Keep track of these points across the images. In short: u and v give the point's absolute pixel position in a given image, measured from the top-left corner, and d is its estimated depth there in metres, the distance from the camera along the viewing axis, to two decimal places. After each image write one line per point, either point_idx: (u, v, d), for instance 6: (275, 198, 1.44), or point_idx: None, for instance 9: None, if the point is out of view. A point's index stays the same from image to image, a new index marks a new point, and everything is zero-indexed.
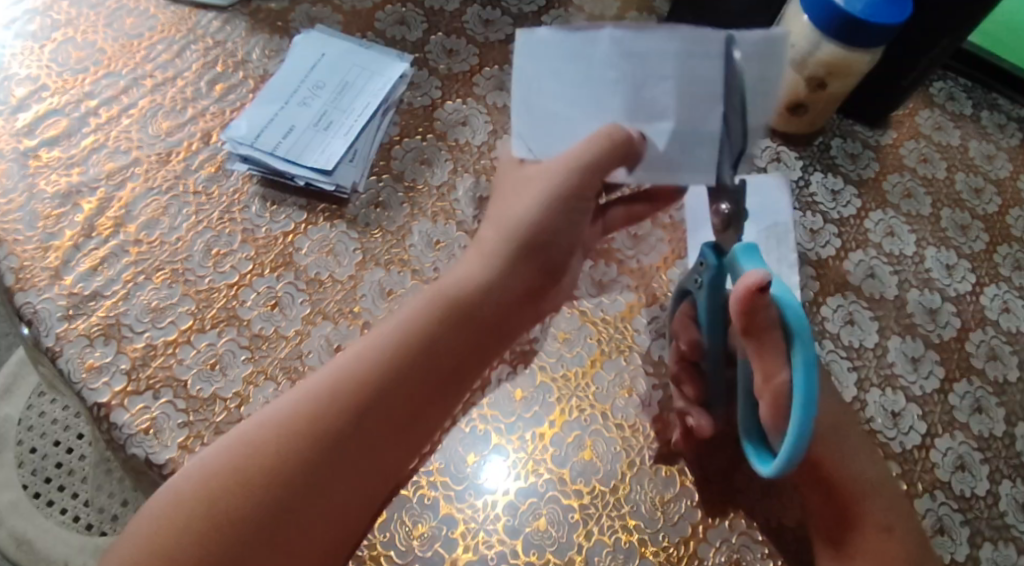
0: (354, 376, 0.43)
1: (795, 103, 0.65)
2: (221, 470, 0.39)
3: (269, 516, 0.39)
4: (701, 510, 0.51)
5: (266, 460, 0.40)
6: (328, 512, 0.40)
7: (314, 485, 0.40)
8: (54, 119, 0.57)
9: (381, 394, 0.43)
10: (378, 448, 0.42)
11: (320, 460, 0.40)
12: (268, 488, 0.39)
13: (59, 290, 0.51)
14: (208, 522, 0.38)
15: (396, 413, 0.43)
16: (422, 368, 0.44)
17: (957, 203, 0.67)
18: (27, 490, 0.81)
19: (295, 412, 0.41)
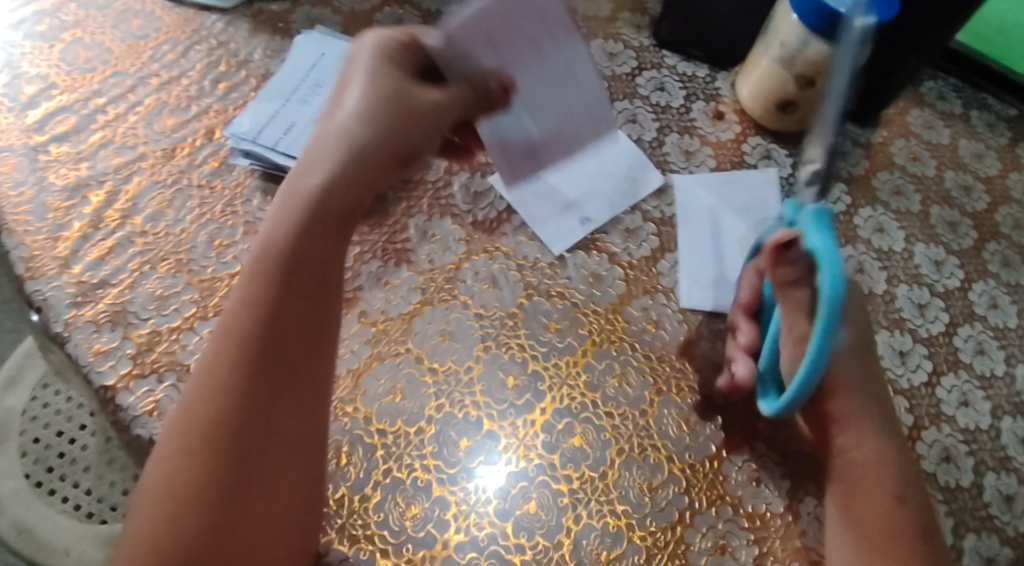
0: (236, 309, 0.44)
1: (786, 101, 0.65)
2: (162, 464, 0.41)
3: (224, 479, 0.40)
4: (688, 497, 0.53)
5: (188, 425, 0.41)
6: (272, 445, 0.42)
7: (248, 429, 0.41)
8: (64, 116, 0.59)
9: (265, 318, 0.44)
10: (285, 367, 0.44)
11: (240, 401, 0.42)
12: (206, 450, 0.40)
13: (68, 278, 0.53)
14: (175, 507, 0.39)
15: (284, 327, 0.44)
16: (302, 283, 0.45)
17: (946, 200, 0.68)
18: (29, 479, 0.83)
19: (199, 374, 0.42)
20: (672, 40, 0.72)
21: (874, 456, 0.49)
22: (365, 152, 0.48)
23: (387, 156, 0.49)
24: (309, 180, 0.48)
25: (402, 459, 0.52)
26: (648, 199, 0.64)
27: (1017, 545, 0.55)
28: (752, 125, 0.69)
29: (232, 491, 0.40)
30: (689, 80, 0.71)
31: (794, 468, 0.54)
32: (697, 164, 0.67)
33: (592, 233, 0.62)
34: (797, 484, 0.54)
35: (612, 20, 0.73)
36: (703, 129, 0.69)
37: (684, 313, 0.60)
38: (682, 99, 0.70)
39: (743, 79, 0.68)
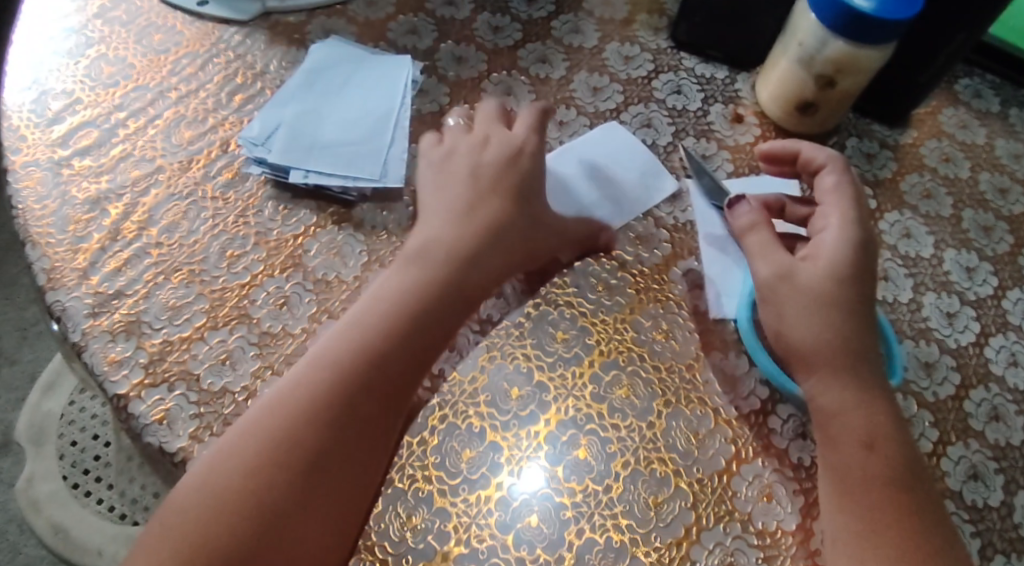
0: (331, 363, 0.47)
1: (806, 102, 0.64)
2: (238, 463, 0.44)
3: (287, 504, 0.43)
4: (695, 512, 0.51)
5: (263, 439, 0.44)
6: (329, 506, 0.44)
7: (326, 474, 0.44)
8: (87, 130, 0.61)
9: (361, 388, 0.47)
10: (366, 431, 0.46)
11: (320, 450, 0.44)
12: (285, 474, 0.43)
13: (86, 289, 0.55)
14: (245, 499, 0.42)
15: (385, 392, 0.48)
16: (386, 375, 0.48)
17: (980, 203, 0.65)
18: (67, 481, 0.86)
19: (289, 395, 0.46)
20: (689, 40, 0.70)
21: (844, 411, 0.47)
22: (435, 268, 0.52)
23: (491, 261, 0.54)
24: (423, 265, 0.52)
25: (404, 469, 0.52)
26: (661, 205, 0.63)
27: None
28: (773, 128, 0.67)
29: (286, 516, 0.43)
30: (708, 82, 0.70)
31: (807, 485, 0.52)
32: (713, 168, 0.66)
33: (602, 240, 0.61)
34: (811, 503, 0.52)
35: (629, 23, 0.72)
36: (721, 131, 0.67)
37: (694, 322, 0.58)
38: (699, 102, 0.68)
39: (763, 82, 0.67)
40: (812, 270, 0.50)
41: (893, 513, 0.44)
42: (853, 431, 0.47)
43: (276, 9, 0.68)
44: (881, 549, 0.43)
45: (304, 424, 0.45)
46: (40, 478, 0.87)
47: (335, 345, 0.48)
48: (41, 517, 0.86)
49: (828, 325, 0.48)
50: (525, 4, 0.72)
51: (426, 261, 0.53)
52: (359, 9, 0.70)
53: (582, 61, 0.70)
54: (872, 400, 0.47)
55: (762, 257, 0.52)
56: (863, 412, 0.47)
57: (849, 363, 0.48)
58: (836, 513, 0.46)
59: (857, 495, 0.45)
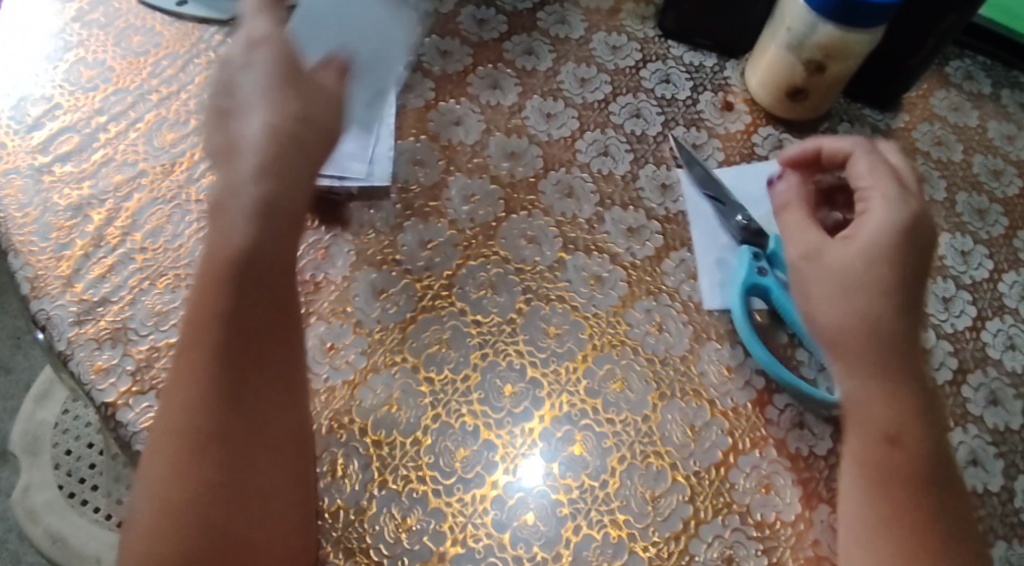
0: (204, 354, 0.44)
1: (796, 88, 0.63)
2: (155, 489, 0.42)
3: (207, 522, 0.41)
4: (693, 505, 0.51)
5: (165, 452, 0.42)
6: (262, 495, 0.43)
7: (236, 486, 0.42)
8: (68, 135, 0.60)
9: (232, 382, 0.43)
10: (263, 428, 0.44)
11: (220, 456, 0.42)
12: (189, 492, 0.42)
13: (70, 297, 0.54)
14: (162, 523, 0.41)
15: (271, 387, 0.44)
16: (270, 367, 0.45)
17: (974, 186, 0.65)
18: (62, 490, 0.86)
19: (176, 401, 0.43)
20: (677, 29, 0.69)
21: (868, 398, 0.46)
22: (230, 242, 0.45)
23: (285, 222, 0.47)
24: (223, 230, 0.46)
25: (397, 470, 0.51)
26: (652, 196, 0.62)
27: None
28: (763, 115, 0.67)
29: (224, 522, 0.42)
30: (697, 71, 0.69)
31: (805, 474, 0.52)
32: (704, 158, 0.65)
33: (593, 234, 0.60)
34: (809, 491, 0.51)
35: (616, 13, 0.71)
36: (711, 120, 0.66)
37: (688, 313, 0.58)
38: (689, 91, 0.68)
39: (752, 68, 0.66)
40: (847, 260, 0.48)
41: (917, 508, 0.44)
42: (878, 420, 0.46)
43: None
44: (892, 541, 0.43)
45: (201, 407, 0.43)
46: (35, 488, 0.87)
47: (195, 334, 0.44)
48: (37, 528, 0.85)
49: (854, 314, 0.47)
50: None
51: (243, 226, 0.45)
52: None
53: (569, 53, 0.69)
54: (899, 392, 0.46)
55: (795, 236, 0.51)
56: (888, 402, 0.46)
57: (879, 356, 0.46)
58: (855, 500, 0.46)
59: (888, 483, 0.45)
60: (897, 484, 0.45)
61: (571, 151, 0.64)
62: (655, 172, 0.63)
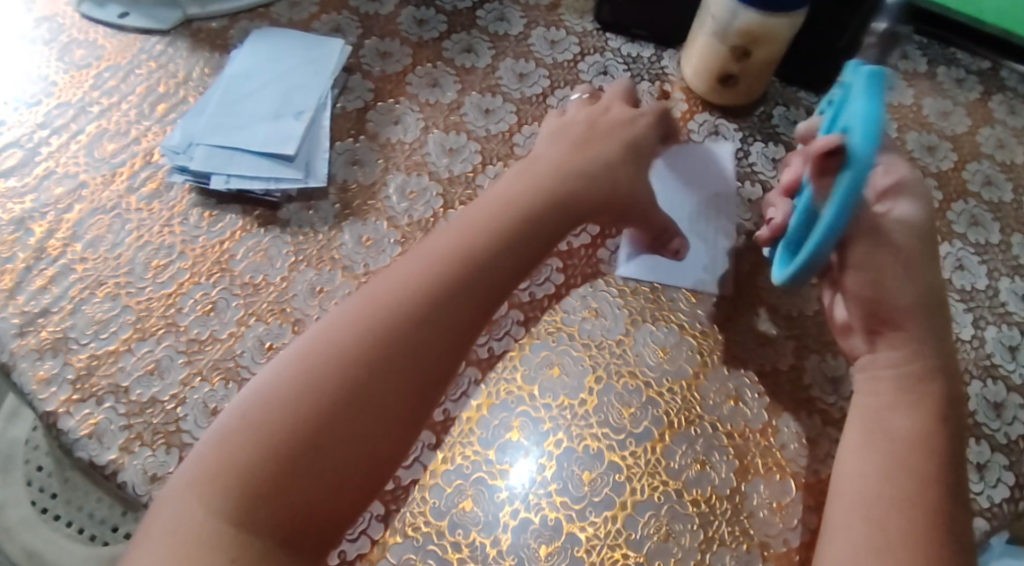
0: (434, 266, 0.45)
1: (726, 75, 0.64)
2: (280, 376, 0.41)
3: (300, 452, 0.38)
4: (629, 484, 0.52)
5: (345, 354, 0.41)
6: (356, 437, 0.40)
7: (337, 428, 0.39)
8: (11, 151, 0.61)
9: (434, 302, 0.44)
10: (412, 364, 0.42)
11: (367, 377, 0.41)
12: (321, 409, 0.39)
13: (12, 309, 0.55)
14: (252, 445, 0.38)
15: (435, 336, 0.43)
16: (482, 286, 0.45)
17: (908, 161, 0.65)
18: (35, 506, 0.85)
19: (362, 302, 0.43)
20: (614, 21, 0.70)
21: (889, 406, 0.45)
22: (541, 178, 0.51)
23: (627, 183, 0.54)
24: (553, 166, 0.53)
25: None
26: None
27: (992, 516, 0.52)
28: (699, 103, 0.67)
29: (312, 441, 0.39)
30: (634, 61, 0.70)
31: (738, 450, 0.53)
32: None
33: None
34: (743, 466, 0.52)
35: (555, 7, 0.72)
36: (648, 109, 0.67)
37: (624, 297, 0.58)
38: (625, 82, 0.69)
39: (686, 58, 0.67)
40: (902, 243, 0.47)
41: (911, 482, 0.41)
42: (891, 421, 0.44)
43: (197, 16, 0.68)
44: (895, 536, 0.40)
45: (398, 327, 0.42)
46: (9, 504, 0.86)
47: (450, 247, 0.46)
48: (14, 544, 0.86)
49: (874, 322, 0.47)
50: None
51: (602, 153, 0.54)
52: (282, 11, 0.69)
53: (507, 49, 0.69)
54: (913, 396, 0.45)
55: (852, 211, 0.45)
56: (908, 404, 0.45)
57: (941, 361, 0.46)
58: (863, 502, 0.42)
59: (872, 452, 0.43)
60: (924, 482, 0.41)
61: (510, 145, 0.64)
62: None
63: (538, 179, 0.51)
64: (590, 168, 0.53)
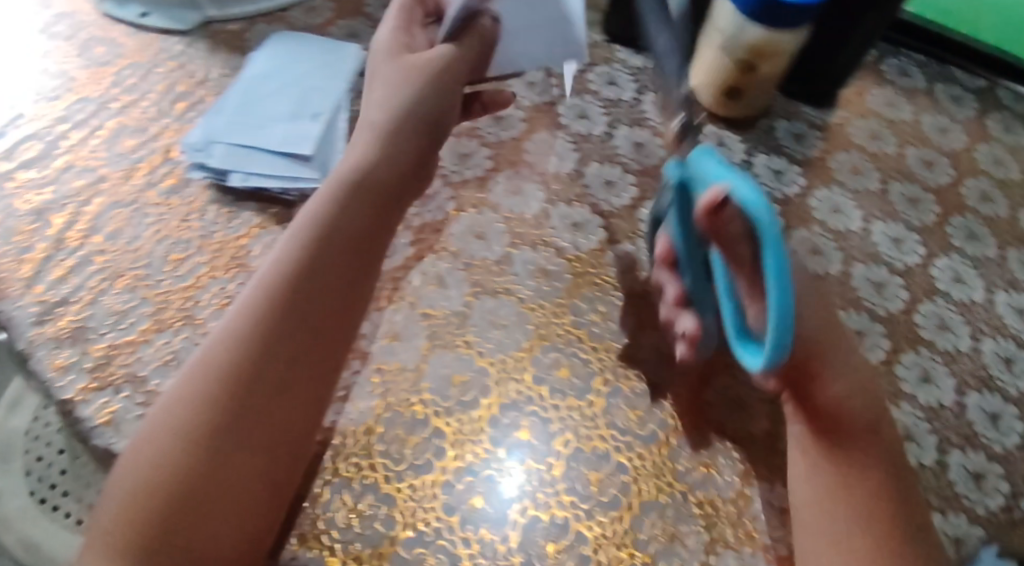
0: (297, 247, 0.48)
1: (732, 88, 0.65)
2: (185, 391, 0.44)
3: (221, 427, 0.42)
4: (635, 486, 0.53)
5: (239, 338, 0.45)
6: (263, 436, 0.44)
7: (251, 404, 0.43)
8: (30, 143, 0.62)
9: (309, 277, 0.47)
10: (308, 334, 0.46)
11: (271, 350, 0.45)
12: (219, 388, 0.43)
13: (32, 297, 0.56)
14: (174, 430, 0.42)
15: (298, 337, 0.46)
16: (323, 288, 0.48)
17: (909, 176, 0.67)
18: (33, 497, 0.83)
19: (258, 305, 0.46)
20: (620, 34, 0.72)
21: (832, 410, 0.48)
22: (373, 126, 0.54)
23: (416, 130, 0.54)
24: (365, 123, 0.55)
25: (349, 458, 0.53)
26: (598, 192, 0.64)
27: (987, 523, 0.53)
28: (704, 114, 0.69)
29: (227, 444, 0.42)
30: (639, 73, 0.71)
31: (741, 454, 0.54)
32: (646, 156, 0.66)
33: (537, 231, 0.62)
34: (747, 470, 0.54)
35: None
36: (654, 119, 0.68)
37: (632, 303, 0.59)
38: (632, 92, 0.70)
39: (691, 70, 0.68)
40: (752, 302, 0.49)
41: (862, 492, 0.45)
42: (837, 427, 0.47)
43: (216, 19, 0.69)
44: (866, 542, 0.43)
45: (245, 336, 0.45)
46: (6, 495, 0.84)
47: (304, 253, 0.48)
48: (9, 534, 0.85)
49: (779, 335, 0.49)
50: None
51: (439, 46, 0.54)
52: (299, 16, 0.70)
53: None
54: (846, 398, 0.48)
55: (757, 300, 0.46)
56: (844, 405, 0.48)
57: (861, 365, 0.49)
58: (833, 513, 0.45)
59: (812, 473, 0.47)
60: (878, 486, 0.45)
61: (520, 151, 0.66)
62: (601, 170, 0.65)
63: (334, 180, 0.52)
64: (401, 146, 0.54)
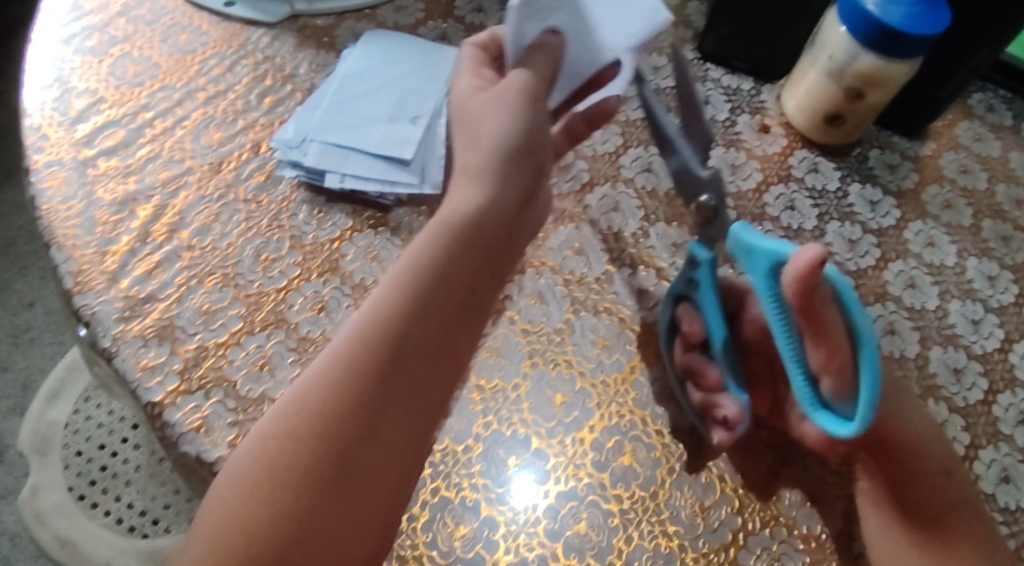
0: (397, 287, 0.44)
1: (833, 114, 0.65)
2: (282, 427, 0.40)
3: (317, 479, 0.39)
4: (741, 517, 0.51)
5: (334, 380, 0.41)
6: (359, 491, 0.40)
7: (345, 451, 0.40)
8: (112, 130, 0.60)
9: (414, 319, 0.43)
10: (406, 381, 0.42)
11: (368, 398, 0.41)
12: (316, 435, 0.40)
13: (116, 292, 0.53)
14: (265, 475, 0.39)
15: (402, 390, 0.42)
16: (422, 337, 0.43)
17: (998, 214, 0.67)
18: (73, 492, 0.84)
19: (359, 342, 0.42)
20: (715, 52, 0.71)
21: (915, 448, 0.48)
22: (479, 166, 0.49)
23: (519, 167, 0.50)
24: (475, 145, 0.50)
25: (450, 477, 0.51)
26: None
27: None
28: (798, 138, 0.68)
29: (324, 497, 0.39)
30: (734, 93, 0.70)
31: (848, 489, 0.52)
32: (743, 178, 0.66)
33: (639, 248, 0.61)
34: (852, 507, 0.51)
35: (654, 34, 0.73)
36: (749, 142, 0.68)
37: None
38: (727, 113, 0.69)
39: (790, 93, 0.68)
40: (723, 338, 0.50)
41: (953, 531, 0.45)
42: (923, 465, 0.47)
43: (304, 12, 0.67)
44: None
45: (350, 379, 0.41)
46: (46, 489, 0.84)
47: (410, 286, 0.44)
48: (46, 531, 0.83)
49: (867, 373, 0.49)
50: None
51: (513, 74, 0.50)
52: (389, 14, 0.68)
53: None
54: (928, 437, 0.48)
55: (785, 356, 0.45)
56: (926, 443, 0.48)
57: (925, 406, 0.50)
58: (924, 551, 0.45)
59: (897, 528, 0.46)
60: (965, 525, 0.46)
61: (616, 167, 0.65)
62: None
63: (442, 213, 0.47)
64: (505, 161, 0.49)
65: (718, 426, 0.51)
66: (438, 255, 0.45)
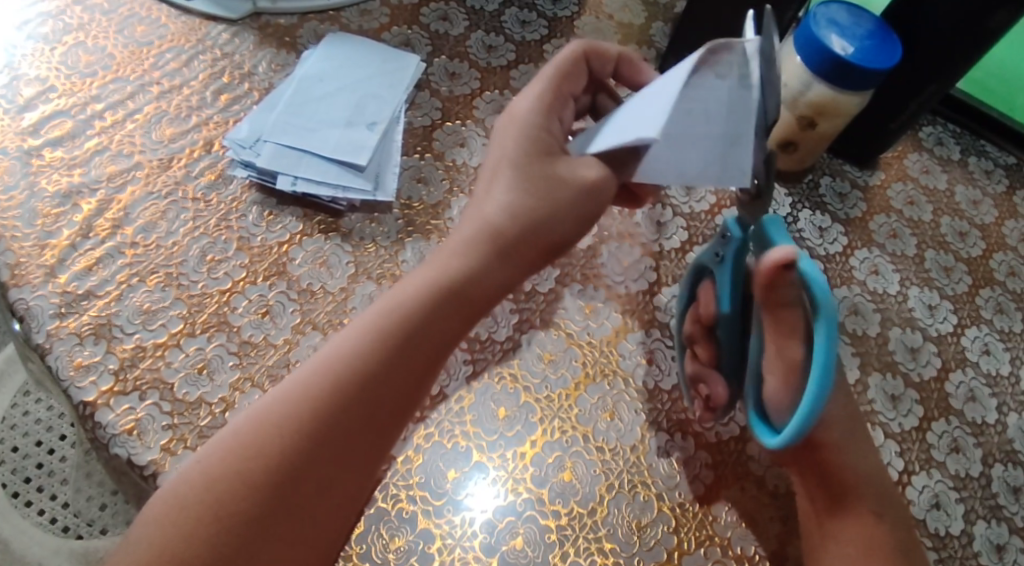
0: (369, 334, 0.44)
1: (786, 142, 0.66)
2: (234, 461, 0.40)
3: (260, 523, 0.39)
4: (677, 536, 0.51)
5: (293, 429, 0.41)
6: (300, 533, 0.40)
7: (293, 494, 0.40)
8: (60, 120, 0.59)
9: (385, 373, 0.43)
10: (365, 431, 0.42)
11: (321, 448, 0.41)
12: (268, 482, 0.39)
13: (53, 288, 0.52)
14: (210, 515, 0.38)
15: (360, 437, 0.42)
16: (391, 389, 0.43)
17: (942, 245, 0.69)
18: (6, 490, 0.81)
19: (324, 384, 0.42)
20: None
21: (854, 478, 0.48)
22: (499, 236, 0.47)
23: (533, 252, 0.49)
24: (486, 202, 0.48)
25: (388, 489, 0.51)
26: (648, 231, 0.64)
27: None
28: None
29: (264, 537, 0.39)
30: None
31: (783, 512, 0.53)
32: (696, 200, 0.66)
33: (590, 264, 0.62)
34: (786, 529, 0.52)
35: None
36: None
37: None
38: None
39: None
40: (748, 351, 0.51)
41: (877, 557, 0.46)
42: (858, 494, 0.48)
43: (267, 10, 0.67)
44: None
45: (310, 422, 0.41)
46: None
47: (383, 333, 0.44)
48: None
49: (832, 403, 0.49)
50: (519, 26, 0.70)
51: (593, 163, 0.48)
52: (353, 18, 0.68)
53: None
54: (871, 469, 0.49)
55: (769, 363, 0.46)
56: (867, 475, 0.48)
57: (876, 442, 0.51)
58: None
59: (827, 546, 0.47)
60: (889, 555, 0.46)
61: None
62: (651, 210, 0.65)
63: (438, 264, 0.47)
64: (518, 227, 0.47)
65: (699, 399, 0.54)
66: (419, 307, 0.45)
